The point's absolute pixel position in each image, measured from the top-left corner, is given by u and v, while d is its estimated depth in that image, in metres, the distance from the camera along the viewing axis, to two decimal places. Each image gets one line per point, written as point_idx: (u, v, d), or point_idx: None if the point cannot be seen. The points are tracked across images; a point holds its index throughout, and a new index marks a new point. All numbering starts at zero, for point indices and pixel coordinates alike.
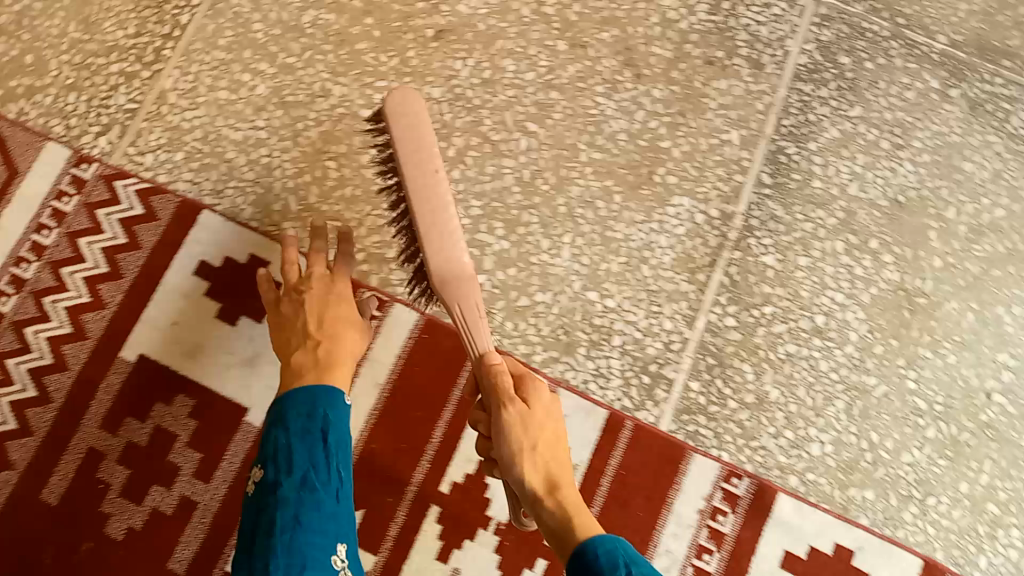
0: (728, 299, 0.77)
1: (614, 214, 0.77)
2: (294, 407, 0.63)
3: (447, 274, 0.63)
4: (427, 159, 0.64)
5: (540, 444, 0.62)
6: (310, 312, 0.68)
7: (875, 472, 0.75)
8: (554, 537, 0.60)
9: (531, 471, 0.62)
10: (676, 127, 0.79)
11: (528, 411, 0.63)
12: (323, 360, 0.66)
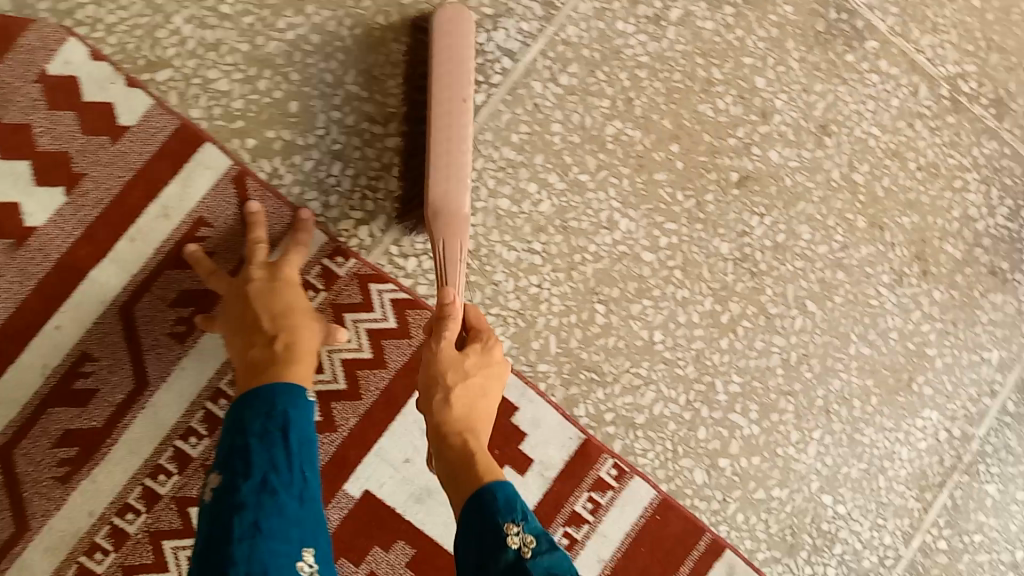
0: (945, 522, 0.76)
1: (866, 417, 0.73)
2: (251, 408, 0.51)
3: (442, 204, 0.57)
4: (461, 82, 0.59)
5: (460, 391, 0.57)
6: (264, 304, 0.56)
7: None
8: (452, 482, 0.53)
9: (446, 397, 0.56)
10: (944, 335, 0.76)
11: (461, 356, 0.58)
12: (279, 357, 0.54)
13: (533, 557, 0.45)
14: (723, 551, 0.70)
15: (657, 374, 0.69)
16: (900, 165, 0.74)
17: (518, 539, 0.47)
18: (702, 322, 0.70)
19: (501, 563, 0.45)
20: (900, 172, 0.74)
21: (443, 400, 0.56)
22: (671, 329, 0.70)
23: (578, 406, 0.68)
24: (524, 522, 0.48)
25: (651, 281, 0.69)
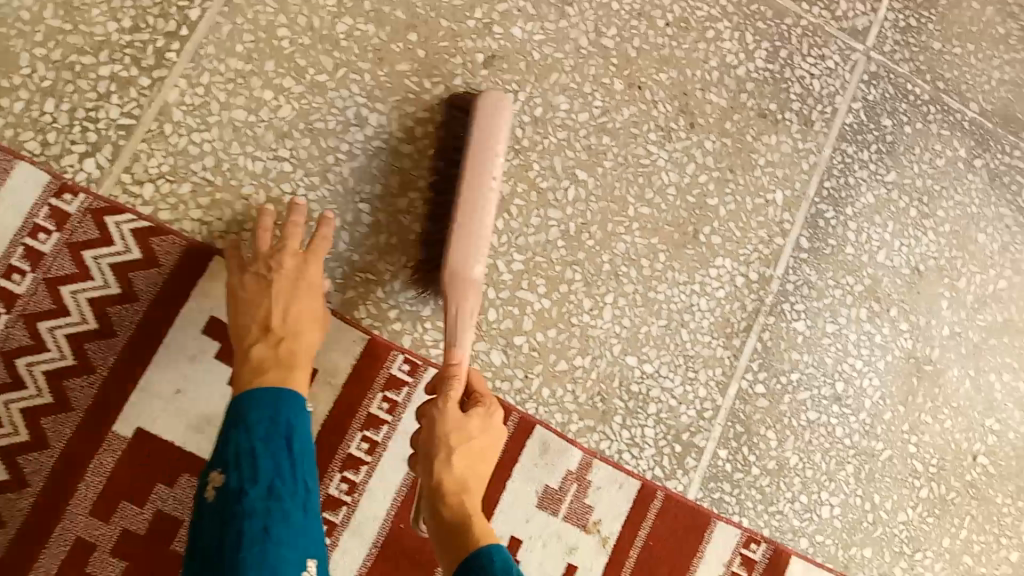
0: (759, 365, 0.77)
1: (657, 275, 0.75)
2: (256, 409, 0.55)
3: (459, 269, 0.61)
4: (491, 160, 0.63)
5: (460, 453, 0.60)
6: (280, 297, 0.60)
7: (874, 530, 0.79)
8: (446, 541, 0.57)
9: (449, 458, 0.60)
10: (724, 182, 0.78)
11: (465, 417, 0.62)
12: (284, 360, 0.59)
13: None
14: (534, 428, 0.71)
15: None
16: (648, 23, 0.76)
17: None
18: None
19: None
20: (650, 31, 0.76)
21: (442, 458, 0.60)
22: None
23: (357, 308, 0.67)
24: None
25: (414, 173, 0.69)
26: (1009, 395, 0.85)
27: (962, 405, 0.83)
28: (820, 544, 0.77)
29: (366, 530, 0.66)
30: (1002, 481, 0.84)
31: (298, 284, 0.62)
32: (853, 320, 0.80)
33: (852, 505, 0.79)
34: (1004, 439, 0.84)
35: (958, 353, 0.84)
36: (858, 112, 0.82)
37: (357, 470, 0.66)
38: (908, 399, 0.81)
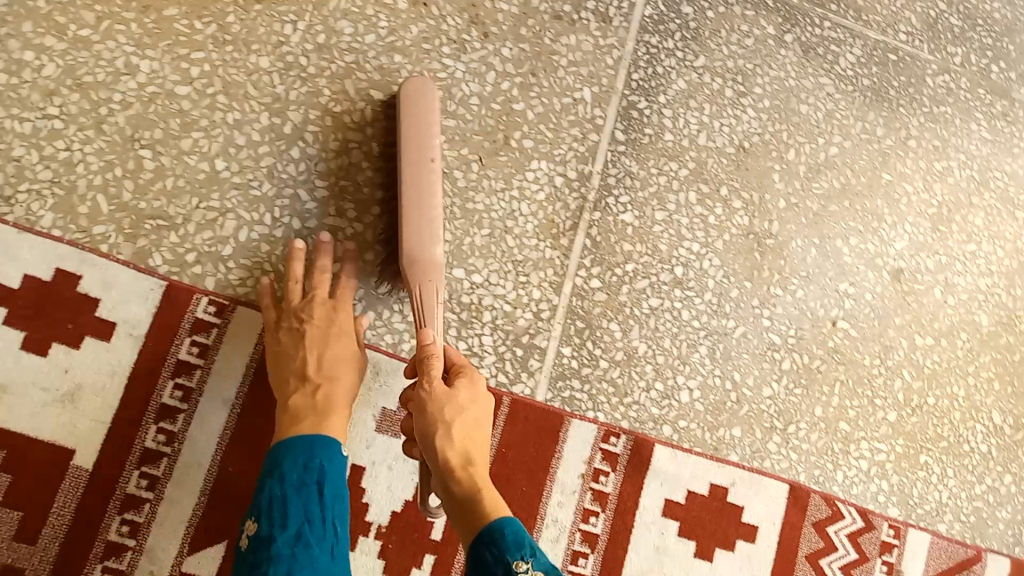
0: (592, 261, 0.77)
1: (473, 186, 0.74)
2: (290, 456, 0.59)
3: (416, 255, 0.65)
4: (427, 144, 0.67)
5: (457, 426, 0.60)
6: (313, 347, 0.63)
7: (740, 411, 0.77)
8: (462, 518, 0.57)
9: (448, 433, 0.60)
10: (529, 88, 0.78)
11: (454, 391, 0.62)
12: (320, 406, 0.62)
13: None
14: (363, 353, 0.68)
15: (232, 202, 0.67)
16: None
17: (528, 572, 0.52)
18: (265, 139, 0.69)
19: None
20: None
21: (443, 436, 0.60)
22: (232, 154, 0.68)
23: (152, 257, 0.65)
24: (532, 558, 0.53)
25: (194, 113, 0.68)
26: (860, 258, 0.85)
27: (811, 274, 0.83)
28: (685, 430, 0.76)
29: (191, 481, 0.63)
30: (866, 343, 0.83)
31: (341, 327, 0.65)
32: (685, 205, 0.80)
33: (712, 387, 0.77)
34: (862, 302, 0.84)
35: (799, 222, 0.83)
36: (654, 3, 0.83)
37: (174, 419, 0.63)
38: (755, 274, 0.81)
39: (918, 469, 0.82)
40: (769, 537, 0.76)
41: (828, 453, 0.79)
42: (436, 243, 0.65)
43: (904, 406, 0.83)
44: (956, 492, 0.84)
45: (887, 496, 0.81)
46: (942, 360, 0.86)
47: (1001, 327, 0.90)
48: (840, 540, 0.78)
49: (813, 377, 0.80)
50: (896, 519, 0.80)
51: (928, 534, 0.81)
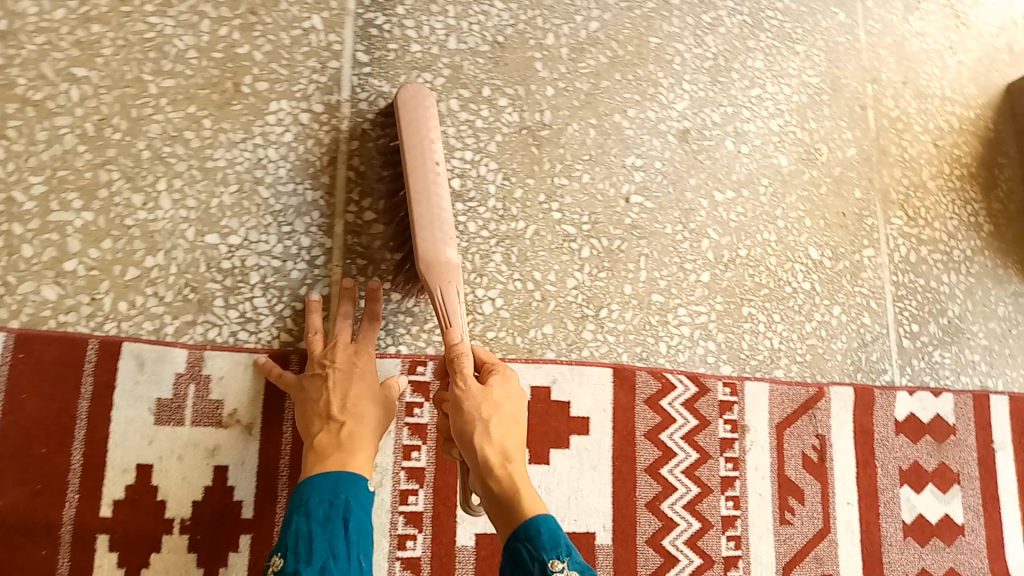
0: (360, 195, 0.73)
1: (210, 142, 0.70)
2: (317, 493, 0.59)
3: (433, 258, 0.63)
4: (429, 150, 0.66)
5: (495, 426, 0.60)
6: (336, 388, 0.65)
7: (547, 307, 0.77)
8: (499, 513, 0.57)
9: (487, 431, 0.59)
10: (251, 28, 0.73)
11: (487, 391, 0.62)
12: (345, 443, 0.63)
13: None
14: (121, 347, 0.65)
15: None
16: None
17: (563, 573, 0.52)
18: None
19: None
20: None
21: (480, 434, 0.59)
22: None
23: None
24: (568, 558, 0.53)
25: None
26: (642, 129, 0.84)
27: (595, 156, 0.81)
28: (496, 339, 0.75)
29: None
30: (664, 211, 0.83)
31: (364, 369, 0.67)
32: (448, 114, 0.77)
33: (514, 290, 0.76)
34: (653, 171, 0.83)
35: (570, 106, 0.81)
36: None
37: None
38: (536, 169, 0.79)
39: (743, 322, 0.83)
40: (603, 424, 0.76)
41: (645, 329, 0.80)
42: (448, 244, 0.64)
43: (717, 264, 0.83)
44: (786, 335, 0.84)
45: (715, 355, 0.81)
46: (746, 211, 0.85)
47: (802, 164, 0.89)
48: (676, 410, 0.79)
49: (616, 258, 0.80)
50: (730, 376, 0.81)
51: (764, 383, 0.82)
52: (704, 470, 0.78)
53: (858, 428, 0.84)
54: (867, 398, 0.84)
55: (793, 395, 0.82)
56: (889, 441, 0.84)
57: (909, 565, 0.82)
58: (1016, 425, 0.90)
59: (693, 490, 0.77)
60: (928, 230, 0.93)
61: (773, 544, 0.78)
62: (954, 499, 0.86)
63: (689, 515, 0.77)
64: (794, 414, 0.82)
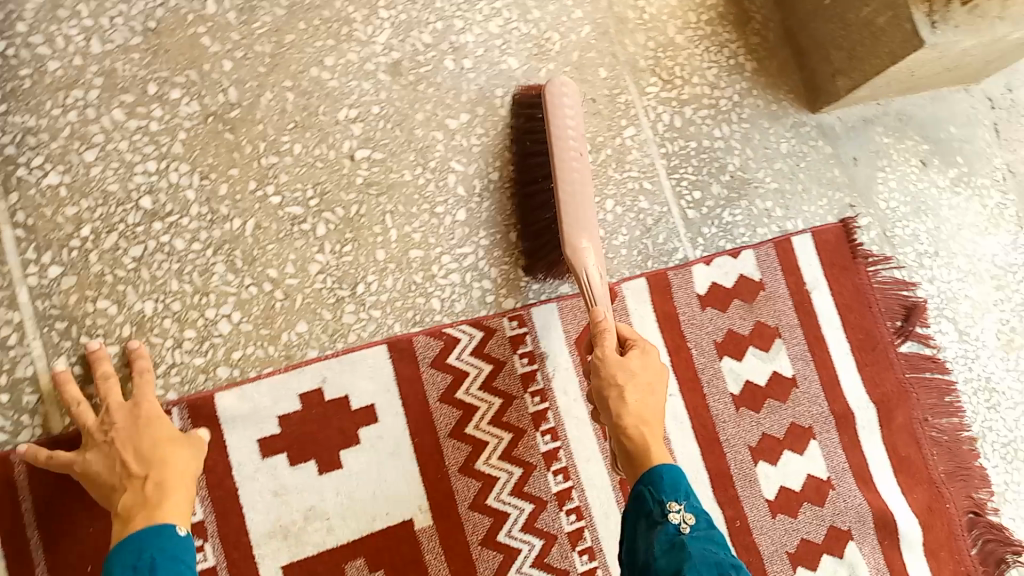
0: (36, 250, 0.65)
1: None
2: (116, 562, 0.52)
3: (573, 242, 0.70)
4: (569, 143, 0.72)
5: (630, 392, 0.66)
6: (126, 445, 0.57)
7: (294, 304, 0.70)
8: (631, 469, 0.64)
9: (622, 397, 0.65)
10: None
11: (627, 359, 0.67)
12: (152, 495, 0.55)
13: (691, 529, 0.59)
14: None
15: None
16: None
17: (680, 516, 0.60)
18: None
19: (668, 537, 0.59)
20: None
21: (617, 399, 0.65)
22: None
23: None
24: (685, 502, 0.61)
25: None
26: (346, 75, 0.75)
27: (302, 121, 0.73)
28: (245, 359, 0.67)
29: None
30: (398, 157, 0.76)
31: (152, 415, 0.59)
32: (114, 126, 0.68)
33: (251, 298, 0.69)
34: (373, 119, 0.75)
35: (256, 75, 0.72)
36: None
37: None
38: (237, 157, 0.71)
39: (514, 248, 0.78)
40: (393, 407, 0.71)
41: (411, 291, 0.74)
42: (589, 231, 0.70)
43: (472, 199, 0.77)
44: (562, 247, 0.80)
45: (496, 293, 0.77)
46: (488, 130, 0.79)
47: (535, 60, 0.83)
48: (466, 362, 0.74)
49: (359, 224, 0.73)
50: (514, 309, 0.77)
51: (553, 305, 0.78)
52: (513, 413, 0.75)
53: (664, 315, 0.82)
54: (662, 283, 0.83)
55: (588, 306, 0.79)
56: (696, 318, 0.83)
57: (749, 435, 0.81)
58: (826, 258, 0.89)
59: (506, 437, 0.74)
60: (687, 87, 0.88)
61: (603, 463, 0.77)
62: (779, 354, 0.84)
63: (510, 464, 0.74)
64: (591, 325, 0.79)
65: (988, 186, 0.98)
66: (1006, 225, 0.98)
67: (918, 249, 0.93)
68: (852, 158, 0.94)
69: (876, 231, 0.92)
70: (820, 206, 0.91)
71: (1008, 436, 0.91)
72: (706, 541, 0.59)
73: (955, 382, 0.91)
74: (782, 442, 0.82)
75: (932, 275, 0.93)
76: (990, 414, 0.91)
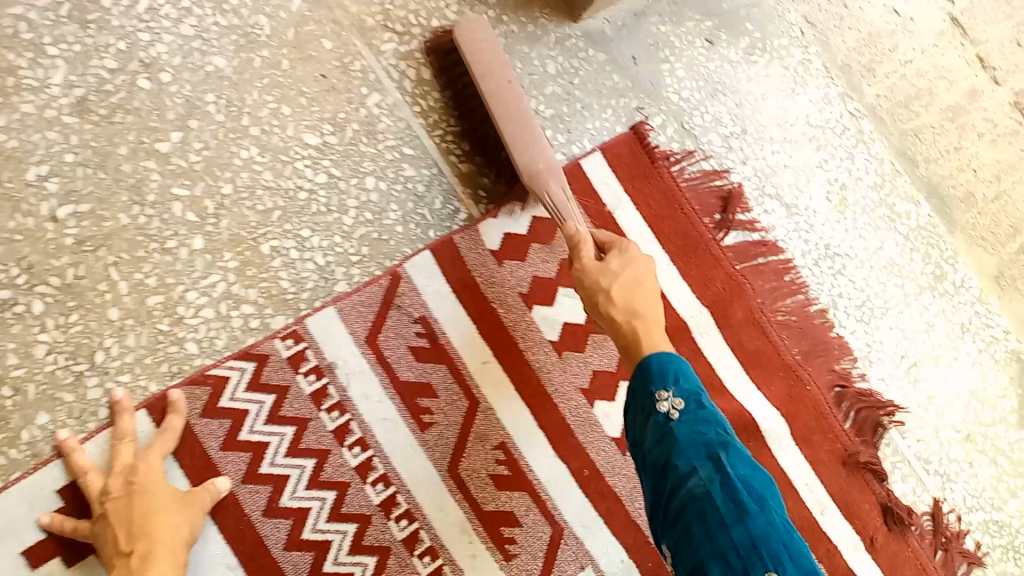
0: None
1: None
2: None
3: (533, 167, 0.71)
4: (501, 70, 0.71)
5: (618, 288, 0.67)
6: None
7: (27, 397, 0.66)
8: (631, 356, 0.66)
9: (609, 297, 0.67)
10: None
11: (607, 262, 0.69)
12: None
13: (680, 415, 0.61)
14: None
15: None
16: None
17: (669, 403, 0.61)
18: None
19: (658, 426, 0.61)
20: None
21: (604, 300, 0.67)
22: None
23: None
24: (675, 387, 0.62)
25: None
26: (24, 130, 0.69)
27: None
28: None
29: None
30: (108, 202, 0.70)
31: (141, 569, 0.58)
32: None
33: None
34: (68, 168, 0.70)
35: None
36: None
37: None
38: None
39: (269, 262, 0.73)
40: (173, 472, 0.68)
41: (158, 343, 0.70)
42: (545, 154, 0.71)
43: (205, 223, 0.72)
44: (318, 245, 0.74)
45: (262, 315, 0.72)
46: (206, 142, 0.73)
47: (245, 51, 0.75)
48: (245, 400, 0.70)
49: (78, 288, 0.68)
50: (286, 327, 0.72)
51: (331, 308, 0.73)
52: (311, 437, 0.71)
53: (461, 284, 0.77)
54: (449, 251, 0.76)
55: (370, 299, 0.74)
56: (496, 276, 0.78)
57: (578, 379, 0.79)
58: (623, 172, 0.83)
59: (309, 463, 0.71)
60: (429, 33, 0.79)
61: (426, 455, 0.74)
62: None
63: (320, 490, 0.71)
64: (379, 318, 0.74)
65: (785, 44, 0.91)
66: (815, 79, 0.92)
67: (722, 132, 0.87)
68: (632, 58, 0.86)
69: (673, 128, 0.86)
70: (605, 118, 0.84)
71: (860, 298, 0.88)
72: (696, 422, 0.60)
73: (792, 258, 0.87)
74: (615, 375, 0.80)
75: (744, 156, 0.87)
76: (837, 280, 0.88)
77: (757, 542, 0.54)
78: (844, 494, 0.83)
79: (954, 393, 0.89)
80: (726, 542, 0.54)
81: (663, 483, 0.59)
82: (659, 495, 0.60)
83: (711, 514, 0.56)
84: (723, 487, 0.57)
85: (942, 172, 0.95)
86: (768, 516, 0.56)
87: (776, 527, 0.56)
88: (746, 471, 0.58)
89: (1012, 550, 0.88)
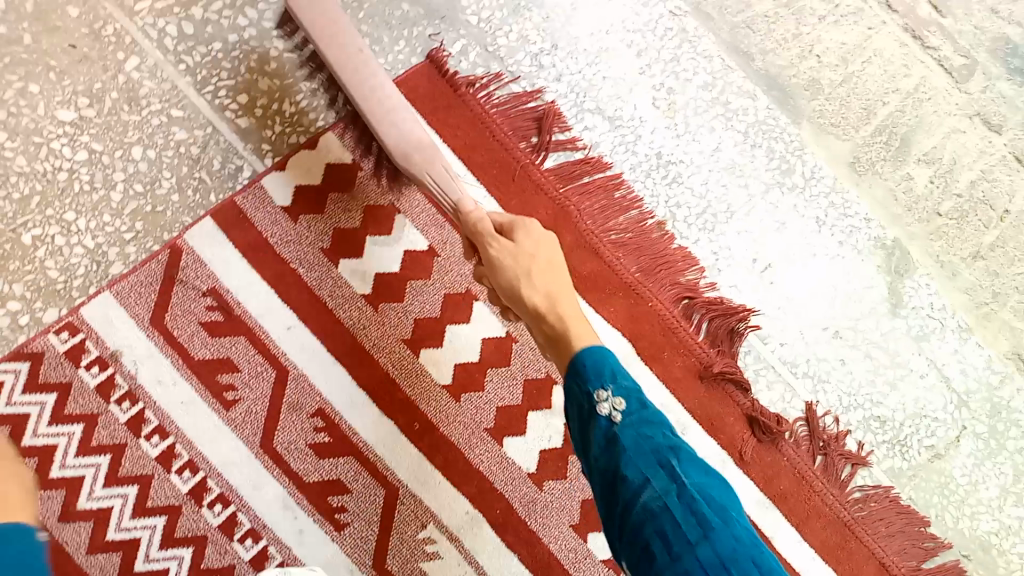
0: None
1: None
2: None
3: (406, 143, 0.68)
4: (346, 41, 0.68)
5: (537, 274, 0.61)
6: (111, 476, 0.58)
7: None
8: (561, 356, 0.60)
9: (529, 282, 0.61)
10: None
11: (518, 245, 0.63)
12: None
13: (624, 418, 0.55)
14: None
15: None
16: None
17: (609, 404, 0.56)
18: None
19: (602, 433, 0.56)
20: None
21: (524, 284, 0.61)
22: None
23: None
24: (613, 386, 0.57)
25: None
26: None
27: None
28: None
29: None
30: None
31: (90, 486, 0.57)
32: None
33: None
34: None
35: None
36: None
37: None
38: None
39: (32, 252, 0.68)
40: None
41: None
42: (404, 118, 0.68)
43: None
44: (89, 228, 0.69)
45: (30, 310, 0.67)
46: None
47: None
48: (23, 402, 0.65)
49: None
50: (61, 319, 0.67)
51: (109, 293, 0.68)
52: (102, 432, 0.66)
53: (251, 246, 0.71)
54: (233, 214, 0.71)
55: (152, 277, 0.69)
56: (292, 234, 0.72)
57: (398, 330, 0.73)
58: (425, 107, 0.78)
59: (103, 460, 0.66)
60: None
61: (234, 436, 0.68)
62: (403, 233, 0.74)
63: (120, 487, 0.66)
64: (163, 295, 0.69)
65: None
66: None
67: (531, 50, 0.82)
68: None
69: (475, 52, 0.81)
70: (398, 50, 0.79)
71: (700, 204, 0.83)
72: (643, 425, 0.55)
73: (620, 173, 0.82)
74: (440, 322, 0.74)
75: (558, 72, 0.82)
76: (672, 189, 0.83)
77: (724, 561, 0.50)
78: (704, 410, 0.79)
79: (816, 290, 0.84)
80: (691, 562, 0.50)
81: (616, 496, 0.54)
82: (611, 511, 0.54)
83: (670, 531, 0.51)
84: (682, 499, 0.52)
85: (782, 63, 0.89)
86: (734, 530, 0.51)
87: (742, 541, 0.51)
88: (703, 479, 0.53)
89: (897, 446, 0.83)
